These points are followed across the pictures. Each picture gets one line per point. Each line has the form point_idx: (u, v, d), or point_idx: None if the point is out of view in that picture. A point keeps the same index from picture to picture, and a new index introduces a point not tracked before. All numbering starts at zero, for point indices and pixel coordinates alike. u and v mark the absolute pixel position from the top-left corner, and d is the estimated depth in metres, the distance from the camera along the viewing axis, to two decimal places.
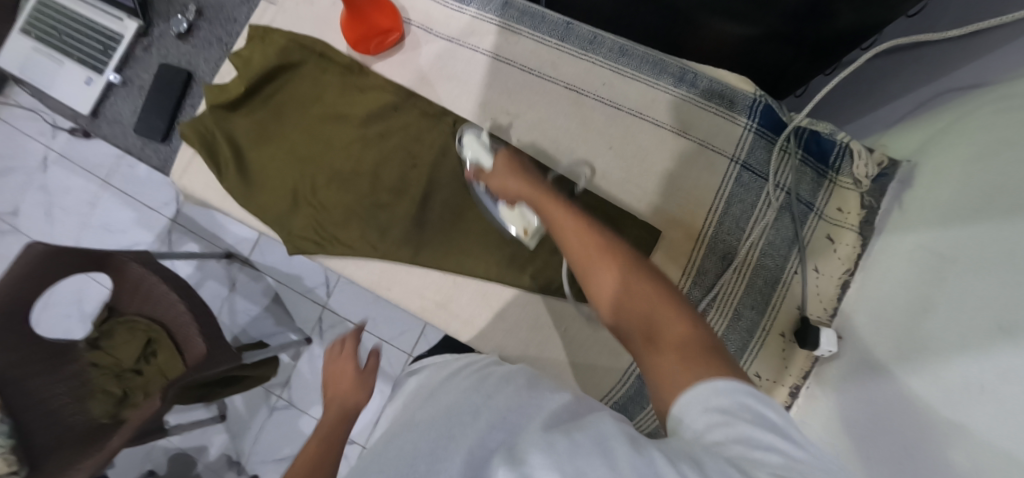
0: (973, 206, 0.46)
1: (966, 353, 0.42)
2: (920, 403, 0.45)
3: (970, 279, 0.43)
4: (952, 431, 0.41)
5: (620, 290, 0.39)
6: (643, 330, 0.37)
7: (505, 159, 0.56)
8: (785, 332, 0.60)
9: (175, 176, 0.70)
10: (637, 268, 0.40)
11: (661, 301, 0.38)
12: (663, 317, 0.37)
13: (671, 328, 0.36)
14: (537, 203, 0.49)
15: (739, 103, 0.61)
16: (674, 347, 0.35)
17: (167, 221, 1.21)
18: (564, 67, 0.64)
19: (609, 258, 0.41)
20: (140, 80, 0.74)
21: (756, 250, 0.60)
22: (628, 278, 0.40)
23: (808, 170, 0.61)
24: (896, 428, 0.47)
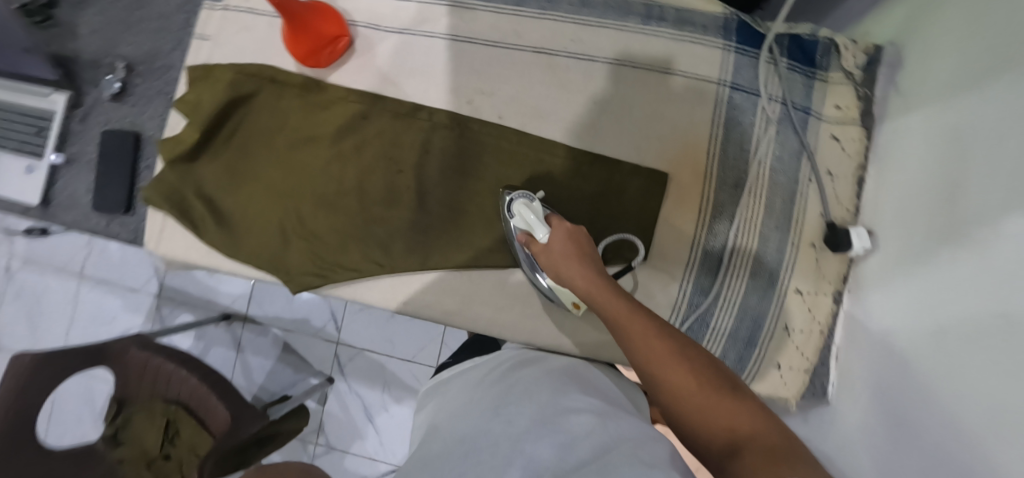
0: (988, 61, 0.43)
1: (1007, 212, 0.39)
2: (960, 277, 0.42)
3: (998, 134, 0.41)
4: (987, 295, 0.39)
5: (686, 387, 0.36)
6: (723, 435, 0.33)
7: (562, 238, 0.50)
8: (816, 243, 0.58)
9: (152, 245, 0.66)
10: (708, 366, 0.37)
11: (740, 408, 0.33)
12: (745, 424, 0.32)
13: (753, 434, 0.31)
14: (580, 286, 0.47)
15: (712, 26, 0.59)
16: (761, 453, 0.30)
17: (153, 297, 1.15)
18: (528, 32, 0.61)
19: (678, 356, 0.37)
20: (87, 154, 0.69)
21: (767, 169, 0.58)
22: (697, 377, 0.36)
23: (797, 76, 0.59)
24: (934, 309, 0.44)
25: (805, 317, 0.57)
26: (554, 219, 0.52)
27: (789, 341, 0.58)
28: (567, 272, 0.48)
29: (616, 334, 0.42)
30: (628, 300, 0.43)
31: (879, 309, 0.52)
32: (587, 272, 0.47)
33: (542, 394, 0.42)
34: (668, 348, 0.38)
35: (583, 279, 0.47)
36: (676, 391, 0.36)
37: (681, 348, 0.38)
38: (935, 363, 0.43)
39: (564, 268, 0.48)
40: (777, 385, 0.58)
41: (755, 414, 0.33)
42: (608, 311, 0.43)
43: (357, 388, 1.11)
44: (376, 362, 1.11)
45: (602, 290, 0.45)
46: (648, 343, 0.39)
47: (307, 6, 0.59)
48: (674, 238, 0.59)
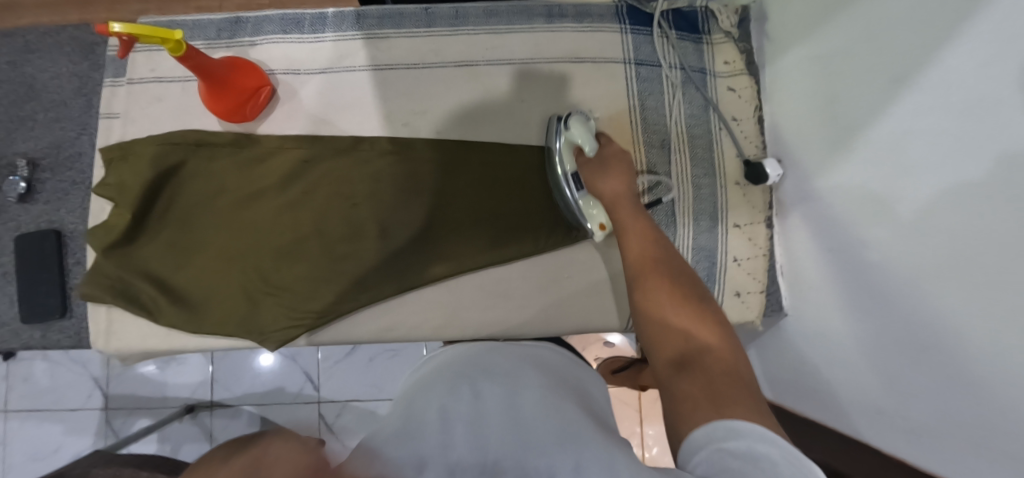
0: (830, 5, 0.52)
1: (873, 121, 0.48)
2: (850, 181, 0.51)
3: (852, 61, 0.50)
4: (878, 191, 0.47)
5: (665, 312, 0.44)
6: (677, 353, 0.40)
7: (608, 154, 0.58)
8: (739, 181, 0.66)
9: (102, 343, 0.61)
10: (698, 306, 0.44)
11: (713, 337, 0.41)
12: (706, 345, 0.40)
13: (710, 356, 0.39)
14: (613, 198, 0.56)
15: (607, 14, 0.66)
16: (707, 368, 0.37)
17: (99, 411, 1.04)
18: (445, 49, 0.65)
19: (675, 288, 0.46)
20: (2, 266, 0.63)
21: (683, 127, 0.65)
22: (685, 306, 0.44)
23: (688, 42, 0.67)
24: (841, 213, 0.53)
25: (748, 246, 0.65)
26: (605, 138, 0.59)
27: (742, 270, 0.64)
28: (605, 184, 0.57)
29: (630, 254, 0.51)
30: (655, 231, 0.53)
31: (801, 226, 0.61)
32: (625, 195, 0.56)
33: (496, 354, 0.40)
34: (669, 282, 0.47)
35: (619, 193, 0.56)
36: (664, 312, 0.44)
37: (680, 283, 0.47)
38: (857, 256, 0.51)
39: (600, 186, 0.57)
40: (742, 312, 0.64)
41: (723, 341, 0.41)
42: (630, 243, 0.52)
43: (351, 442, 1.07)
44: (365, 410, 1.08)
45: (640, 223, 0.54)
46: (653, 275, 0.48)
47: (224, 63, 0.59)
48: None
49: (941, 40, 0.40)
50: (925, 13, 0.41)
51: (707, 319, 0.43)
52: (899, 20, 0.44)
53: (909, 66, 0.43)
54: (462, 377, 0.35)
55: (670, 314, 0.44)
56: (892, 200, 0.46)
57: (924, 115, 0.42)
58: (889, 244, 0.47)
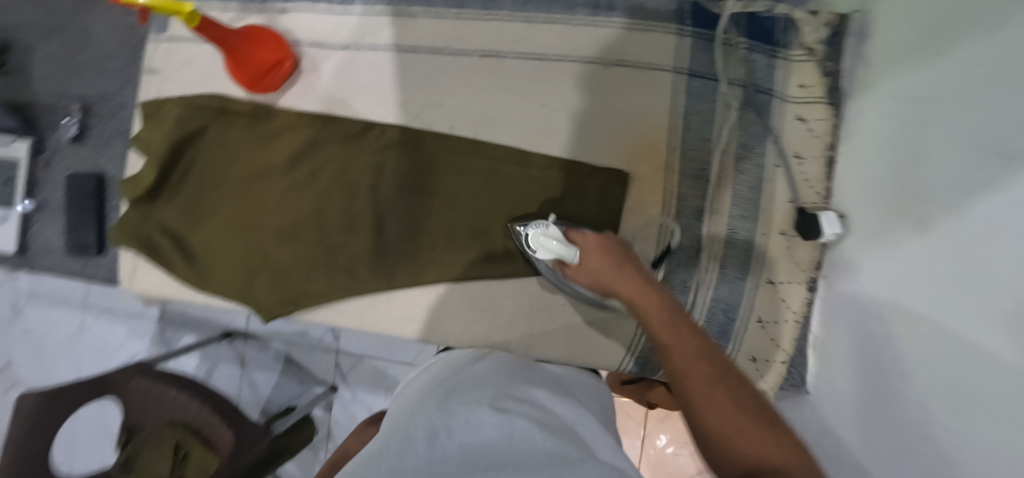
0: (943, 33, 0.40)
1: (958, 196, 0.37)
2: (919, 262, 0.41)
3: (953, 111, 0.39)
4: (947, 285, 0.37)
5: (724, 418, 0.34)
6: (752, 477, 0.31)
7: (591, 248, 0.51)
8: (786, 230, 0.56)
9: (128, 284, 0.66)
10: (763, 407, 0.34)
11: (785, 443, 0.32)
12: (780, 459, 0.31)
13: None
14: (623, 290, 0.47)
15: (664, 10, 0.56)
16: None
17: (156, 322, 1.18)
18: (470, 36, 0.59)
19: (720, 384, 0.36)
20: (56, 199, 0.70)
21: (730, 157, 0.56)
22: (735, 405, 0.34)
23: (757, 55, 0.56)
24: (899, 298, 0.43)
25: (778, 308, 0.56)
26: (577, 236, 0.52)
27: (763, 333, 0.56)
28: (604, 278, 0.49)
29: (662, 346, 0.41)
30: (679, 314, 0.43)
31: (851, 295, 0.51)
32: (640, 280, 0.47)
33: (469, 368, 0.44)
34: (716, 376, 0.37)
35: (621, 281, 0.47)
36: (714, 417, 0.34)
37: (725, 372, 0.37)
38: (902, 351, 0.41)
39: (603, 277, 0.49)
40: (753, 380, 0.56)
41: (793, 450, 0.31)
42: (654, 320, 0.43)
43: (360, 394, 1.14)
44: (377, 368, 1.14)
45: (648, 294, 0.45)
46: (702, 368, 0.37)
47: (239, 33, 0.57)
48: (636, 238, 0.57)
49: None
50: None
51: (762, 416, 0.34)
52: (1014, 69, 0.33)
53: (1013, 136, 0.32)
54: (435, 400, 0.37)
55: (717, 416, 0.34)
56: (960, 305, 0.35)
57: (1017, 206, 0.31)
58: (931, 362, 0.38)
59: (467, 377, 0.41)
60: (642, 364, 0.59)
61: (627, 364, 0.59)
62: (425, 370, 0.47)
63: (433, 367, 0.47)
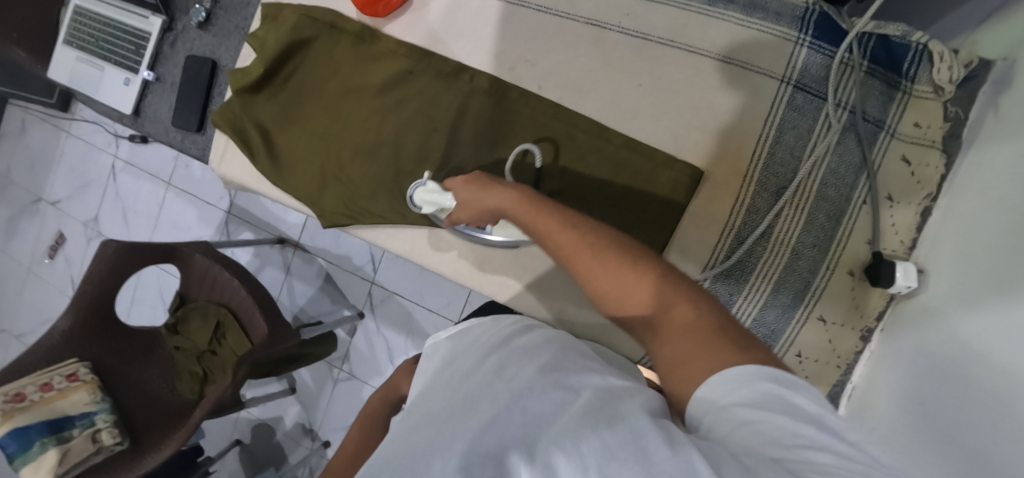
0: None
1: None
2: (1004, 335, 0.38)
3: None
4: None
5: (608, 283, 0.38)
6: (645, 323, 0.36)
7: (464, 186, 0.51)
8: (854, 271, 0.53)
9: (215, 164, 0.73)
10: (627, 252, 0.38)
11: (666, 285, 0.36)
12: (661, 302, 0.35)
13: (671, 312, 0.35)
14: (496, 203, 0.47)
15: (787, 15, 0.54)
16: (681, 324, 0.34)
17: (223, 213, 1.27)
18: (580, 1, 0.59)
19: (606, 256, 0.38)
20: (173, 76, 0.77)
21: (816, 181, 0.53)
22: (622, 268, 0.37)
23: (875, 83, 0.52)
24: (976, 369, 0.40)
25: (824, 347, 0.53)
26: (452, 182, 0.52)
27: (799, 368, 0.54)
28: (482, 202, 0.49)
29: (541, 240, 0.43)
30: (545, 201, 0.44)
31: (913, 353, 0.48)
32: (505, 187, 0.47)
33: (518, 337, 0.50)
34: (586, 243, 0.39)
35: (490, 197, 0.48)
36: (607, 288, 0.38)
37: (588, 235, 0.40)
38: (969, 429, 0.39)
39: (481, 198, 0.49)
40: None
41: (670, 285, 0.36)
42: (531, 223, 0.43)
43: (384, 328, 1.21)
44: (404, 307, 1.19)
45: (511, 195, 0.46)
46: (574, 244, 0.40)
47: None
48: (695, 239, 0.56)
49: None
50: None
51: (644, 268, 0.37)
52: None
53: None
54: (488, 371, 0.42)
55: (610, 286, 0.38)
56: None
57: None
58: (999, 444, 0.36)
59: (507, 356, 0.44)
60: None
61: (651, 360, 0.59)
62: (468, 332, 0.53)
63: (478, 329, 0.53)
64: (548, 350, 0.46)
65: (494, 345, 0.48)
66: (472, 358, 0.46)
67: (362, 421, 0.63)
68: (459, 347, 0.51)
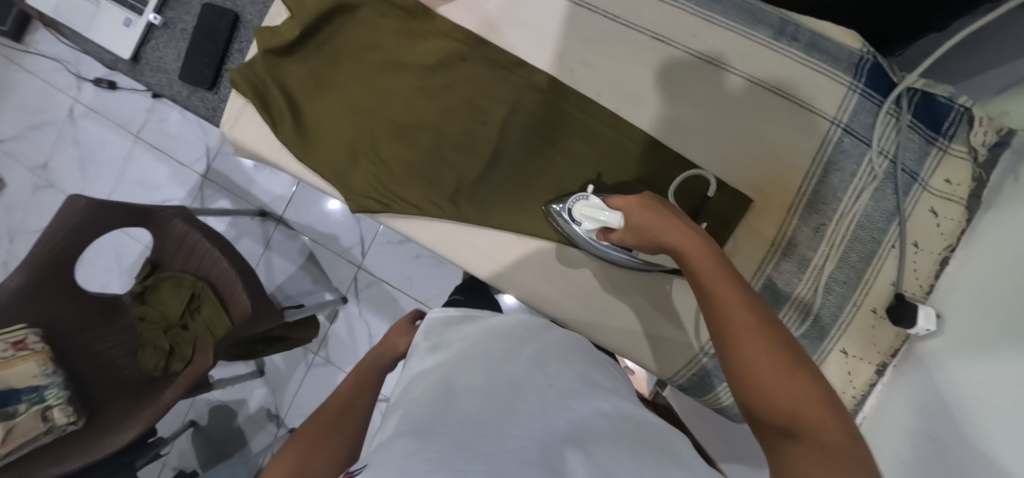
0: None
1: None
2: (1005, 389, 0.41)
3: None
4: None
5: (753, 365, 0.36)
6: (774, 420, 0.34)
7: (637, 209, 0.48)
8: (877, 309, 0.56)
9: (226, 127, 0.66)
10: (794, 358, 0.36)
11: (812, 392, 0.34)
12: (806, 404, 0.34)
13: (814, 427, 0.33)
14: (667, 239, 0.45)
15: (844, 60, 0.56)
16: (819, 446, 0.32)
17: (199, 177, 1.18)
18: (650, 13, 0.58)
19: (766, 334, 0.37)
20: (183, 23, 0.69)
21: (852, 222, 0.56)
22: (777, 352, 0.36)
23: (915, 136, 0.55)
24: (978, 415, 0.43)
25: (842, 378, 0.57)
26: (616, 201, 0.51)
27: None
28: (648, 231, 0.47)
29: (705, 296, 0.41)
30: (722, 263, 0.42)
31: (922, 392, 0.51)
32: (686, 232, 0.45)
33: (542, 332, 0.50)
34: (757, 327, 0.37)
35: (660, 230, 0.46)
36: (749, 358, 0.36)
37: (766, 323, 0.38)
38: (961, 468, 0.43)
39: (647, 227, 0.47)
40: None
41: (819, 398, 0.34)
42: (704, 277, 0.42)
43: (367, 314, 1.15)
44: (390, 295, 1.14)
45: (693, 242, 0.44)
46: (746, 319, 0.38)
47: None
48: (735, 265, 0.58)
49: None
50: None
51: (793, 364, 0.35)
52: None
53: None
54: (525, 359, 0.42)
55: (754, 360, 0.36)
56: None
57: None
58: None
59: (542, 352, 0.45)
60: (694, 382, 0.61)
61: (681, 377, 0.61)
62: (483, 320, 0.53)
63: (500, 317, 0.53)
64: (575, 358, 0.46)
65: (519, 332, 0.48)
66: (500, 340, 0.46)
67: (357, 373, 0.61)
68: (476, 327, 0.51)
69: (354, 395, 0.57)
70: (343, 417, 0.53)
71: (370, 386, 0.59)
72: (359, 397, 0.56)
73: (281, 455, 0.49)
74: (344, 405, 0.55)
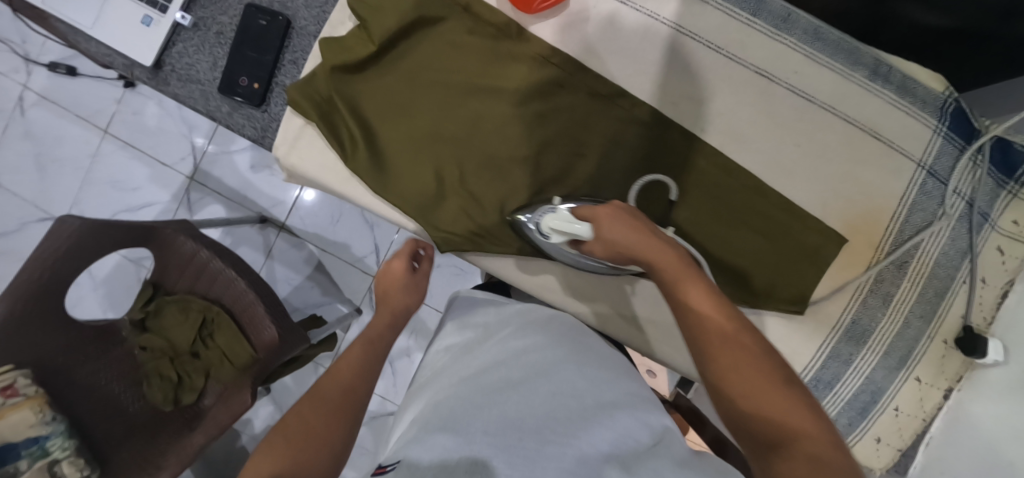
0: None
1: None
2: None
3: None
4: None
5: (745, 383, 0.33)
6: (778, 442, 0.31)
7: (610, 218, 0.46)
8: (947, 340, 0.61)
9: (282, 152, 0.59)
10: (782, 375, 0.33)
11: (797, 408, 0.32)
12: (795, 421, 0.31)
13: (816, 446, 0.30)
14: (645, 252, 0.42)
15: (932, 105, 0.58)
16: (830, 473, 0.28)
17: (184, 178, 1.06)
18: (755, 48, 0.57)
19: (738, 349, 0.34)
20: (218, 25, 0.63)
21: (931, 260, 0.59)
22: (757, 369, 0.33)
23: (990, 180, 0.59)
24: None
25: (915, 403, 0.61)
26: (588, 210, 0.48)
27: (896, 420, 0.61)
28: (622, 241, 0.44)
29: (679, 314, 0.38)
30: (699, 274, 0.40)
31: (994, 421, 0.55)
32: (659, 244, 0.42)
33: (572, 343, 0.51)
34: (732, 339, 0.35)
35: (637, 242, 0.43)
36: (727, 377, 0.34)
37: (748, 337, 0.35)
38: None
39: (623, 237, 0.44)
40: (871, 456, 0.62)
41: (810, 414, 0.31)
42: (683, 292, 0.38)
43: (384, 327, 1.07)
44: None
45: (668, 256, 0.41)
46: (722, 334, 0.35)
47: None
48: (826, 302, 0.60)
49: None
50: None
51: (774, 378, 0.33)
52: None
53: None
54: (570, 375, 0.43)
55: (739, 381, 0.33)
56: None
57: None
58: None
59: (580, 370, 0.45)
60: None
61: None
62: (517, 328, 0.53)
63: (530, 324, 0.54)
64: (596, 361, 0.48)
65: (550, 344, 0.48)
66: (539, 353, 0.46)
67: (359, 349, 0.57)
68: (509, 334, 0.52)
69: (355, 380, 0.53)
70: (342, 405, 0.49)
71: (375, 360, 0.57)
72: (360, 383, 0.53)
73: (273, 438, 0.45)
74: (345, 391, 0.51)
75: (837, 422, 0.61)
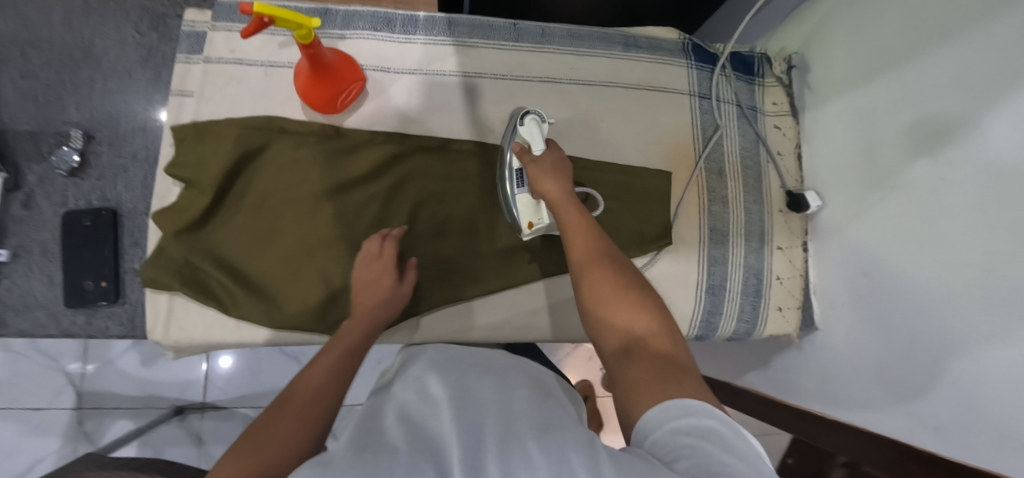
0: (873, 67, 0.61)
1: (916, 161, 0.56)
2: (893, 212, 0.59)
3: (897, 111, 0.58)
4: (923, 213, 0.55)
5: (610, 308, 0.45)
6: (624, 343, 0.42)
7: (551, 158, 0.57)
8: (782, 208, 0.74)
9: (160, 334, 0.58)
10: (643, 300, 0.45)
11: (654, 326, 0.43)
12: (648, 338, 0.42)
13: (656, 345, 0.41)
14: (552, 195, 0.54)
15: (676, 50, 0.73)
16: (657, 364, 0.39)
17: (71, 411, 0.97)
18: (531, 64, 0.69)
19: (613, 277, 0.47)
20: (40, 244, 0.60)
21: (737, 156, 0.73)
22: (624, 295, 0.45)
23: (743, 84, 0.75)
24: (883, 241, 0.61)
25: (789, 267, 0.73)
26: (551, 142, 0.59)
27: (783, 288, 0.73)
28: (543, 182, 0.55)
29: (571, 246, 0.50)
30: (590, 220, 0.52)
31: (842, 250, 0.68)
32: (561, 184, 0.54)
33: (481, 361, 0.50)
34: (608, 268, 0.47)
35: (558, 191, 0.54)
36: (599, 293, 0.46)
37: (627, 286, 0.46)
38: (889, 283, 0.60)
39: (540, 176, 0.55)
40: (782, 326, 0.72)
41: (662, 330, 0.43)
42: (569, 225, 0.52)
43: None
44: None
45: (568, 204, 0.53)
46: (604, 289, 0.46)
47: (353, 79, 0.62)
48: (685, 225, 0.70)
49: (974, 105, 0.49)
50: (962, 78, 0.50)
51: (635, 294, 0.46)
52: (941, 84, 0.53)
53: (946, 125, 0.52)
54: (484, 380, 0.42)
55: (601, 291, 0.46)
56: (948, 236, 0.53)
57: (968, 159, 0.50)
58: (931, 278, 0.54)
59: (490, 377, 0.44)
60: (704, 328, 0.70)
61: (695, 329, 0.70)
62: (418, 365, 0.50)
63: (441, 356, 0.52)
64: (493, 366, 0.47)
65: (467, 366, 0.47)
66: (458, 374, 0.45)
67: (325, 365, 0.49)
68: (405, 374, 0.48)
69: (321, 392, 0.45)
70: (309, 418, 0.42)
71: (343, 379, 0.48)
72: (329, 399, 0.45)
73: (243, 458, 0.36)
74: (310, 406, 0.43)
75: (743, 312, 0.71)
